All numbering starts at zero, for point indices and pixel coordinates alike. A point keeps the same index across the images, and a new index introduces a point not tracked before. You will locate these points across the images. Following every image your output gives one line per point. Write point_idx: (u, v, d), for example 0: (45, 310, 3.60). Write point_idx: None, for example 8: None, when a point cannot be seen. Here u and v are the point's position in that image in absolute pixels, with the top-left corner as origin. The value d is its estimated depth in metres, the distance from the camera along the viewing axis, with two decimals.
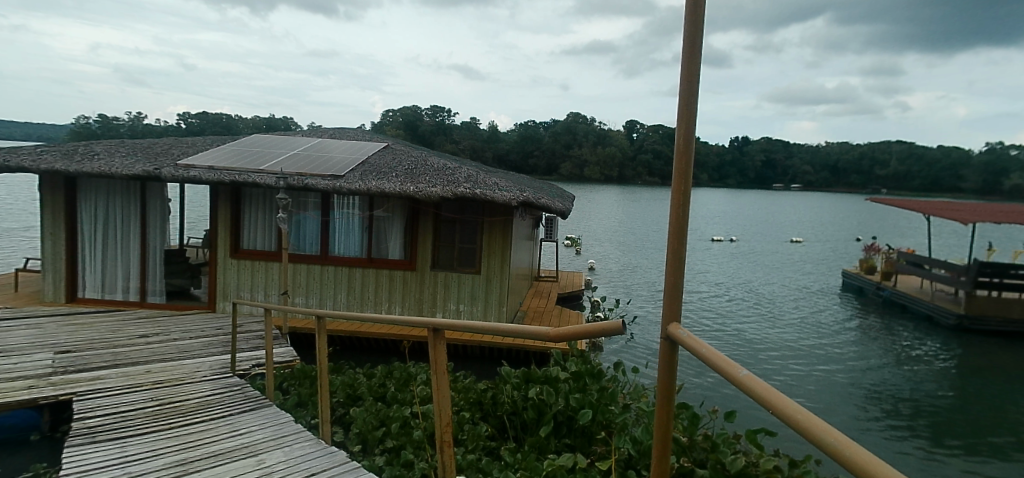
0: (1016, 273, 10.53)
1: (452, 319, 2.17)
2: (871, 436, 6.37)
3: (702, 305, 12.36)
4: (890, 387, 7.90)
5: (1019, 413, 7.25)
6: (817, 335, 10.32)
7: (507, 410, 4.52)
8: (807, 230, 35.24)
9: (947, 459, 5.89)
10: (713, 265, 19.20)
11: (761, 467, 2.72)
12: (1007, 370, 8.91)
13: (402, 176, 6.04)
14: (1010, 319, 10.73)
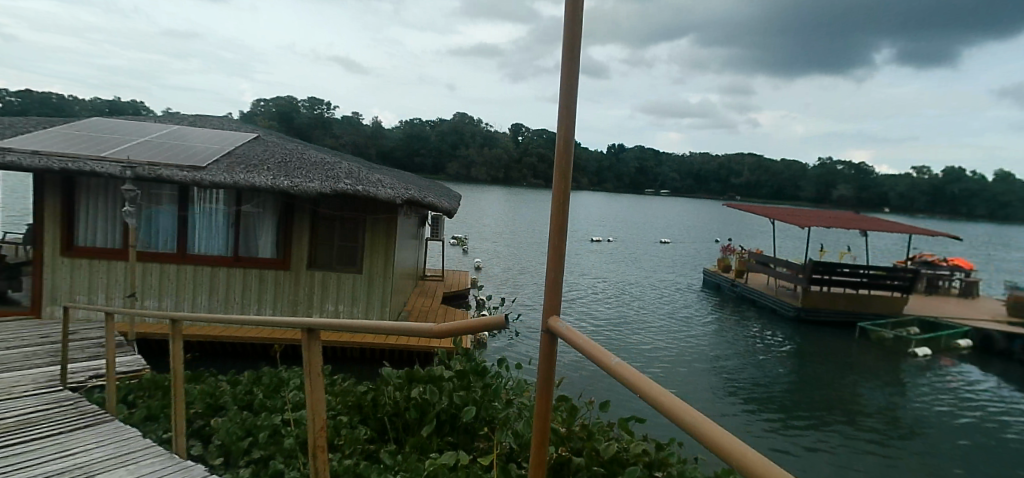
0: (841, 271, 12.40)
1: (331, 320, 2.05)
2: (731, 421, 6.95)
3: (584, 303, 12.93)
4: (746, 375, 8.77)
5: (846, 393, 8.40)
6: (685, 329, 11.25)
7: (388, 412, 4.23)
8: (675, 232, 38.87)
9: (793, 439, 6.57)
10: (594, 265, 20.33)
11: (633, 451, 2.90)
12: (834, 355, 10.36)
13: (275, 170, 5.70)
14: (836, 310, 12.49)
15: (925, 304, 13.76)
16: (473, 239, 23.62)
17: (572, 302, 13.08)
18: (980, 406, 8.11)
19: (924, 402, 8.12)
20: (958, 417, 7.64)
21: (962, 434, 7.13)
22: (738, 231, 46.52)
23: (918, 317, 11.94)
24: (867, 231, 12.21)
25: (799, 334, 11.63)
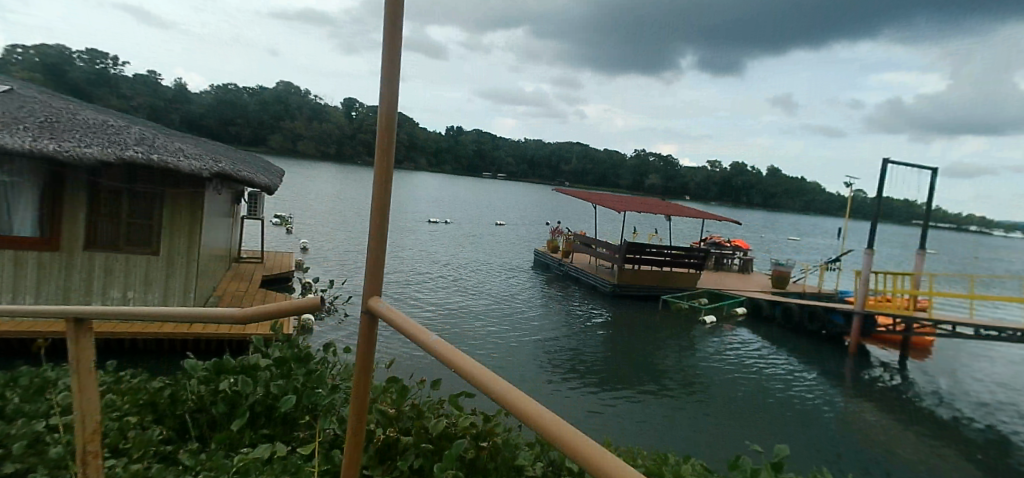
0: (649, 251, 14.14)
1: (101, 310, 1.68)
2: (556, 393, 7.36)
3: (421, 285, 12.95)
4: (569, 348, 9.45)
5: (652, 358, 9.51)
6: (516, 308, 11.88)
7: (189, 408, 3.23)
8: (510, 214, 41.41)
9: (609, 404, 7.15)
10: (433, 246, 20.59)
11: (459, 425, 2.71)
12: (646, 326, 11.72)
13: (37, 130, 4.81)
14: (645, 286, 14.10)
15: (712, 278, 16.38)
16: (304, 219, 22.48)
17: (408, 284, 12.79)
18: (752, 363, 9.80)
19: (711, 362, 9.59)
20: (737, 372, 9.15)
21: (740, 385, 8.57)
22: (570, 214, 51.04)
23: (707, 290, 14.14)
24: (670, 216, 14.04)
25: (616, 309, 12.89)
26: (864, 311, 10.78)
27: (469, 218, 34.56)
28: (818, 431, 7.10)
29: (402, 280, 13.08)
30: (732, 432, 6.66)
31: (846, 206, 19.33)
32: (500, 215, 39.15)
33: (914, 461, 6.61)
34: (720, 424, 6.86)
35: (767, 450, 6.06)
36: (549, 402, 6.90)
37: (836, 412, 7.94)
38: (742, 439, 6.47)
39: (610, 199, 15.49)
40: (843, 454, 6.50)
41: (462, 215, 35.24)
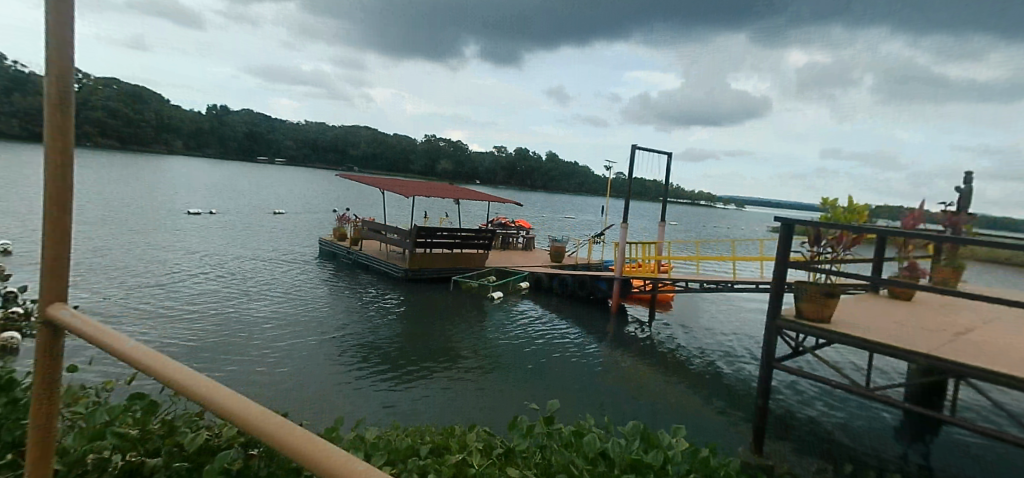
0: (438, 235, 14.58)
1: None
2: (353, 391, 7.13)
3: (188, 293, 11.49)
4: (359, 339, 9.33)
5: (442, 336, 9.96)
6: (303, 305, 11.32)
7: None
8: (294, 205, 39.12)
9: (408, 395, 7.13)
10: (200, 245, 18.35)
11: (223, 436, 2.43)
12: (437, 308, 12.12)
13: None
14: (436, 268, 14.56)
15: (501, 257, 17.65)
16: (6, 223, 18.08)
17: (157, 291, 11.49)
18: (537, 331, 10.82)
19: (504, 334, 10.33)
20: (525, 341, 10.00)
21: (528, 352, 9.38)
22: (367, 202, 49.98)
23: (494, 267, 15.04)
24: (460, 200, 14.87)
25: (409, 296, 13.03)
26: (622, 277, 12.58)
27: (240, 210, 31.84)
28: (588, 383, 8.14)
29: (153, 286, 11.83)
30: (517, 396, 7.25)
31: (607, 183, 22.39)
32: (279, 207, 36.66)
33: (661, 394, 8.01)
34: (505, 389, 7.45)
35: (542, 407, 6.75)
36: (338, 405, 6.66)
37: (601, 363, 9.21)
38: (525, 400, 7.09)
39: (399, 185, 15.68)
40: (610, 399, 7.56)
41: (231, 209, 32.11)
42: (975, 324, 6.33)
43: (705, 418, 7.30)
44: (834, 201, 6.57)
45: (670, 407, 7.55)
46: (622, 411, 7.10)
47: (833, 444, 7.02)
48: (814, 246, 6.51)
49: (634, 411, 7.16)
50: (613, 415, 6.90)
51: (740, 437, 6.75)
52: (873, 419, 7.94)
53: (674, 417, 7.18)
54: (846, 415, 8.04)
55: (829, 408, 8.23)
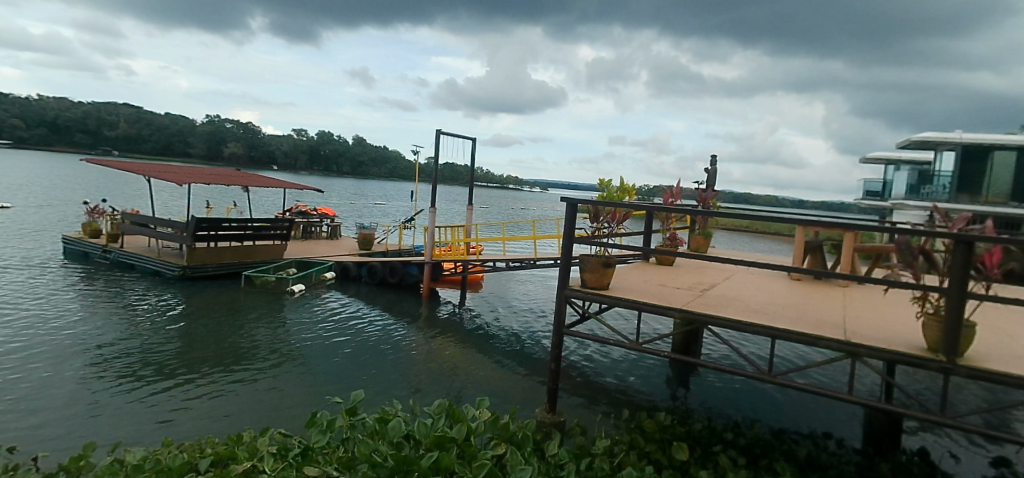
0: (221, 226, 14.70)
1: None
2: (147, 408, 6.62)
3: None
4: (130, 343, 8.84)
5: (229, 333, 10.00)
6: (58, 315, 10.04)
7: None
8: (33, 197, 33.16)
9: (214, 405, 6.84)
10: None
11: None
12: (230, 310, 11.67)
13: None
14: (221, 264, 14.86)
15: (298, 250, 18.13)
16: None
17: None
18: (357, 332, 10.82)
19: (318, 338, 10.16)
20: (338, 343, 9.97)
21: (342, 354, 9.34)
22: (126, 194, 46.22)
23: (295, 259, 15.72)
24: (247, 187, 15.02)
25: (202, 303, 12.13)
26: (431, 260, 14.22)
27: None
28: (400, 374, 8.38)
29: None
30: (312, 396, 7.27)
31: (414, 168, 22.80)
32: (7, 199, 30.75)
33: (476, 375, 8.51)
34: (296, 390, 7.41)
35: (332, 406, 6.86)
36: (129, 427, 6.08)
37: (411, 353, 9.63)
38: (319, 398, 7.14)
39: (171, 171, 15.03)
40: (421, 386, 7.91)
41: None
42: (717, 281, 7.54)
43: (518, 391, 7.87)
44: (609, 182, 7.55)
45: (481, 385, 8.05)
46: (431, 395, 7.43)
47: (616, 393, 8.43)
48: (595, 222, 7.34)
49: (445, 393, 7.56)
50: (412, 401, 7.26)
51: (540, 403, 7.32)
52: (646, 368, 9.68)
53: (487, 393, 7.64)
54: (624, 368, 9.67)
55: (613, 365, 9.79)
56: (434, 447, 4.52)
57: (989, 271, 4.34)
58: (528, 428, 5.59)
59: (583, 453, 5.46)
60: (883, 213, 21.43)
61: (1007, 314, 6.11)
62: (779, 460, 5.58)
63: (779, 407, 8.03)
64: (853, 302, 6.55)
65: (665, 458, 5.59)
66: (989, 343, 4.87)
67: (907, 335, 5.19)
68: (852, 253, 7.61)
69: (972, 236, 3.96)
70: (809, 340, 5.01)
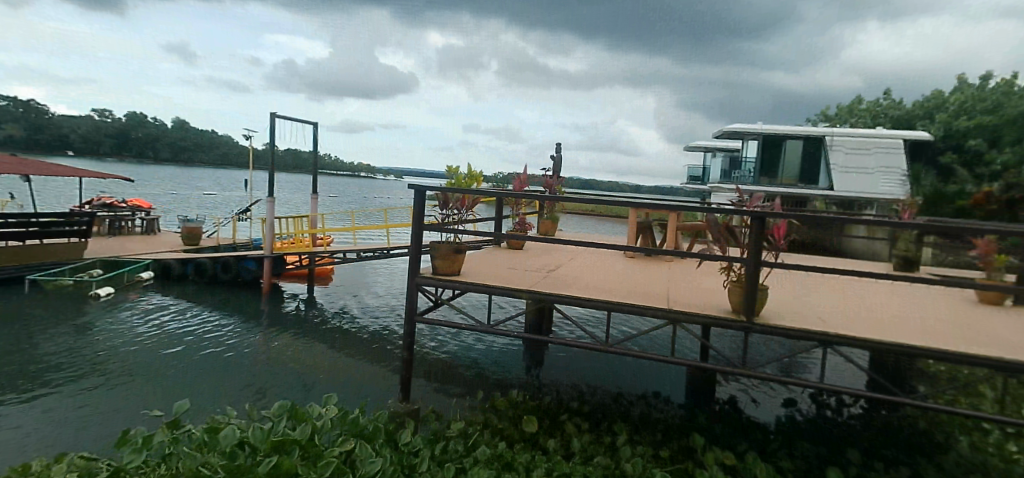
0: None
1: None
2: None
3: None
4: None
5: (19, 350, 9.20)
6: None
7: None
8: None
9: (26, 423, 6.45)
10: None
11: None
12: (24, 323, 10.69)
13: None
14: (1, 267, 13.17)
15: (114, 247, 16.82)
16: None
17: None
18: (209, 336, 11.05)
19: (165, 345, 10.19)
20: (185, 348, 10.15)
21: (189, 361, 9.51)
22: None
23: (99, 260, 14.62)
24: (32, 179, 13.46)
25: (14, 315, 11.34)
26: (272, 254, 14.89)
27: None
28: (250, 376, 8.94)
29: None
30: (154, 393, 7.83)
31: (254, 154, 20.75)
32: None
33: (327, 372, 9.36)
34: (136, 390, 7.85)
35: (168, 410, 7.24)
36: None
37: (261, 353, 10.21)
38: (161, 397, 7.66)
39: None
40: (269, 387, 8.51)
41: None
42: (561, 262, 7.96)
43: (366, 382, 8.91)
44: (457, 169, 7.56)
45: (332, 380, 8.92)
46: (278, 395, 8.17)
47: (472, 377, 8.69)
48: (445, 210, 7.21)
49: (293, 393, 8.28)
50: (255, 401, 7.94)
51: (388, 393, 8.33)
52: (503, 350, 10.08)
53: (334, 388, 8.55)
54: (481, 352, 9.98)
55: (470, 351, 10.03)
56: (272, 453, 3.94)
57: (777, 242, 4.92)
58: (381, 420, 5.11)
59: (438, 438, 5.24)
60: (705, 194, 24.46)
61: (792, 278, 7.11)
62: (618, 421, 5.95)
63: (619, 376, 8.85)
64: (674, 276, 7.26)
65: (516, 432, 5.67)
66: (776, 302, 5.55)
67: (719, 299, 5.62)
68: (674, 232, 8.59)
69: (763, 213, 4.38)
70: (638, 310, 5.10)
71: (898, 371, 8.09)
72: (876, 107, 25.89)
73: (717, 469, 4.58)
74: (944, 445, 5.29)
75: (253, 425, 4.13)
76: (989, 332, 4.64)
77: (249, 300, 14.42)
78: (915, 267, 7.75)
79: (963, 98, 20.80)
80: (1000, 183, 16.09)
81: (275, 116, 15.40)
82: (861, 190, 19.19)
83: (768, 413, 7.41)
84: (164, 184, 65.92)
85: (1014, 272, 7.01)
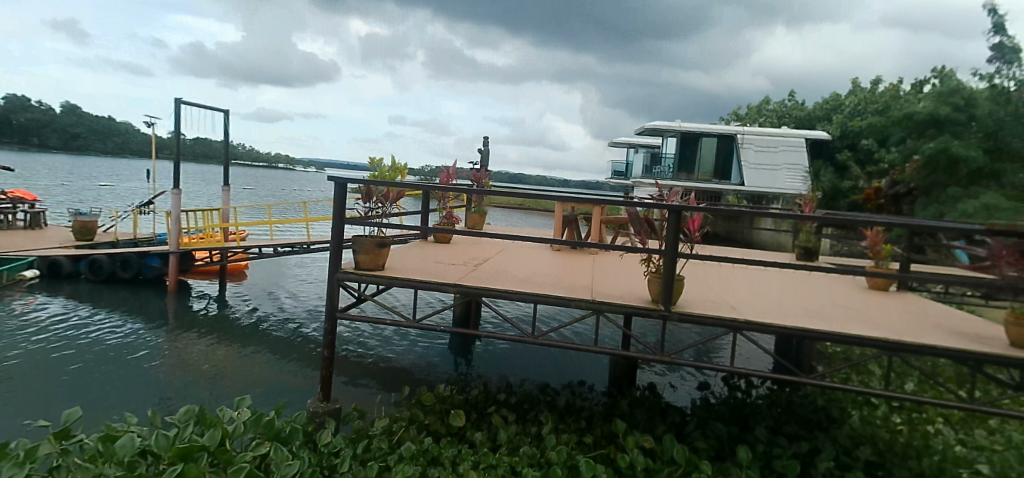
0: None
1: None
2: None
3: None
4: None
5: None
6: None
7: None
8: None
9: None
10: None
11: None
12: None
13: None
14: None
15: None
16: None
17: None
18: (104, 339, 10.12)
19: (51, 351, 9.22)
20: (76, 353, 9.25)
21: (81, 366, 8.67)
22: None
23: None
24: None
25: None
26: (178, 250, 13.77)
27: None
28: (151, 381, 8.25)
29: None
30: (39, 405, 7.17)
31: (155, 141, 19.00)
32: None
33: (240, 373, 8.82)
34: (18, 402, 7.17)
35: (55, 420, 6.59)
36: None
37: (164, 356, 9.44)
38: (46, 409, 7.03)
39: None
40: (174, 391, 7.90)
41: None
42: (488, 255, 7.95)
43: (283, 382, 8.48)
44: (380, 160, 7.31)
45: (246, 382, 8.43)
46: (183, 400, 7.60)
47: (400, 374, 8.51)
48: (368, 203, 6.93)
49: (201, 397, 7.74)
50: (157, 408, 7.35)
51: (307, 393, 7.98)
52: (431, 345, 9.95)
53: (248, 390, 8.07)
54: (408, 348, 9.79)
55: (397, 347, 9.81)
56: (177, 462, 3.59)
57: (692, 235, 5.17)
58: (298, 420, 4.80)
59: (360, 436, 5.03)
60: (628, 189, 25.38)
61: (707, 269, 7.53)
62: (544, 410, 6.03)
63: (546, 367, 9.00)
64: (598, 268, 7.47)
65: (443, 427, 5.60)
66: (693, 292, 5.83)
67: (640, 290, 5.83)
68: (599, 225, 8.82)
69: (679, 206, 4.59)
70: (563, 302, 5.18)
71: (797, 354, 8.83)
72: (782, 109, 27.98)
73: (637, 453, 4.77)
74: (836, 419, 5.84)
75: (156, 432, 3.74)
76: (874, 316, 5.15)
77: (151, 299, 13.25)
78: (814, 256, 8.48)
79: (855, 102, 22.92)
80: (884, 180, 17.94)
81: (180, 102, 14.17)
82: (768, 186, 20.69)
83: (684, 397, 7.84)
84: (46, 173, 58.83)
85: (895, 260, 7.84)
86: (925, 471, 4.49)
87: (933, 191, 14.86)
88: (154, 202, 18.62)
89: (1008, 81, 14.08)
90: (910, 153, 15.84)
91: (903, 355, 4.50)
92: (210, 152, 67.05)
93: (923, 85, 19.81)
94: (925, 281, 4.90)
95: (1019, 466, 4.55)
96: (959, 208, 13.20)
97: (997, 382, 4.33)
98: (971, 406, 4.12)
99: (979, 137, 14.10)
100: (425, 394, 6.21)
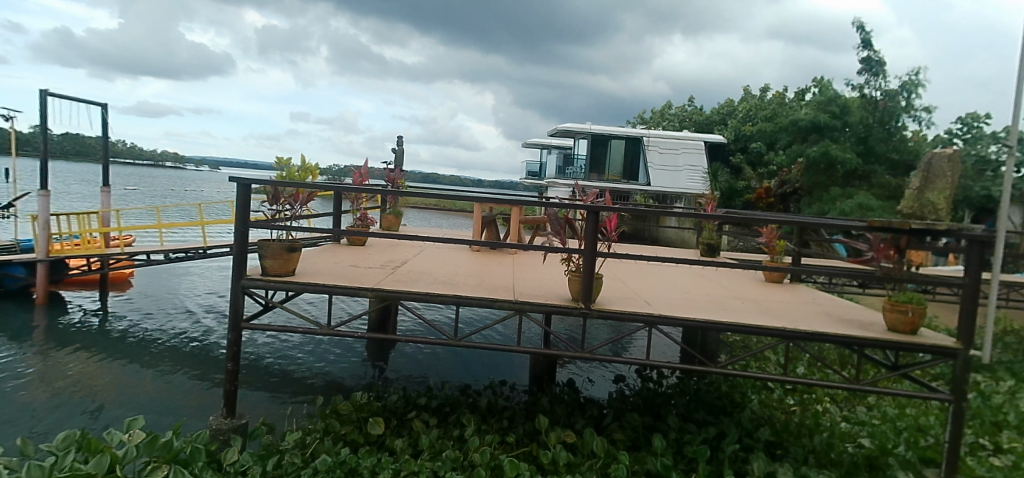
0: None
1: None
2: None
3: None
4: None
5: None
6: None
7: None
8: None
9: None
10: None
11: None
12: None
13: None
14: None
15: None
16: None
17: None
18: None
19: None
20: None
21: None
22: None
23: None
24: None
25: None
26: (46, 259, 12.21)
27: None
28: (16, 405, 7.26)
29: None
30: None
31: (15, 135, 16.59)
32: None
33: (129, 391, 7.98)
34: None
35: None
36: None
37: (31, 377, 8.27)
38: None
39: None
40: (47, 415, 7.03)
41: None
42: (407, 258, 7.75)
43: (180, 398, 7.76)
44: (288, 161, 6.87)
45: (134, 400, 7.65)
46: (58, 425, 6.76)
47: (315, 383, 8.11)
48: (274, 204, 6.43)
49: (81, 419, 6.94)
50: (24, 435, 6.49)
51: (208, 409, 7.35)
52: (347, 352, 9.56)
53: (138, 408, 7.34)
54: (321, 357, 9.29)
55: (310, 354, 9.34)
56: None
57: (608, 235, 5.33)
58: (199, 439, 4.36)
59: (270, 452, 4.67)
60: (542, 189, 25.94)
61: (622, 267, 7.83)
62: (465, 412, 5.97)
63: (468, 369, 8.93)
64: (518, 268, 7.51)
65: (360, 436, 5.37)
66: (609, 289, 6.01)
67: (559, 289, 5.92)
68: (516, 226, 8.89)
69: (597, 206, 4.71)
70: (486, 302, 5.16)
71: (703, 344, 9.50)
72: (681, 114, 29.92)
73: (559, 450, 4.85)
74: (738, 404, 6.33)
75: (28, 462, 3.25)
76: (769, 307, 5.59)
77: (15, 314, 11.61)
78: (716, 252, 9.13)
79: (746, 108, 25.01)
80: (773, 180, 19.68)
81: (47, 95, 12.49)
82: (672, 186, 21.98)
83: (601, 390, 8.17)
84: None
85: (788, 255, 8.62)
86: (815, 446, 4.97)
87: (815, 190, 16.89)
88: (15, 205, 16.29)
89: (876, 91, 16.03)
90: (795, 156, 17.19)
91: (791, 342, 4.90)
92: (84, 150, 60.12)
93: (803, 94, 22.01)
94: (813, 273, 5.41)
95: (891, 437, 5.18)
96: (838, 207, 14.99)
97: (873, 363, 4.87)
98: (852, 385, 4.59)
99: (853, 141, 16.11)
100: (340, 403, 5.90)
